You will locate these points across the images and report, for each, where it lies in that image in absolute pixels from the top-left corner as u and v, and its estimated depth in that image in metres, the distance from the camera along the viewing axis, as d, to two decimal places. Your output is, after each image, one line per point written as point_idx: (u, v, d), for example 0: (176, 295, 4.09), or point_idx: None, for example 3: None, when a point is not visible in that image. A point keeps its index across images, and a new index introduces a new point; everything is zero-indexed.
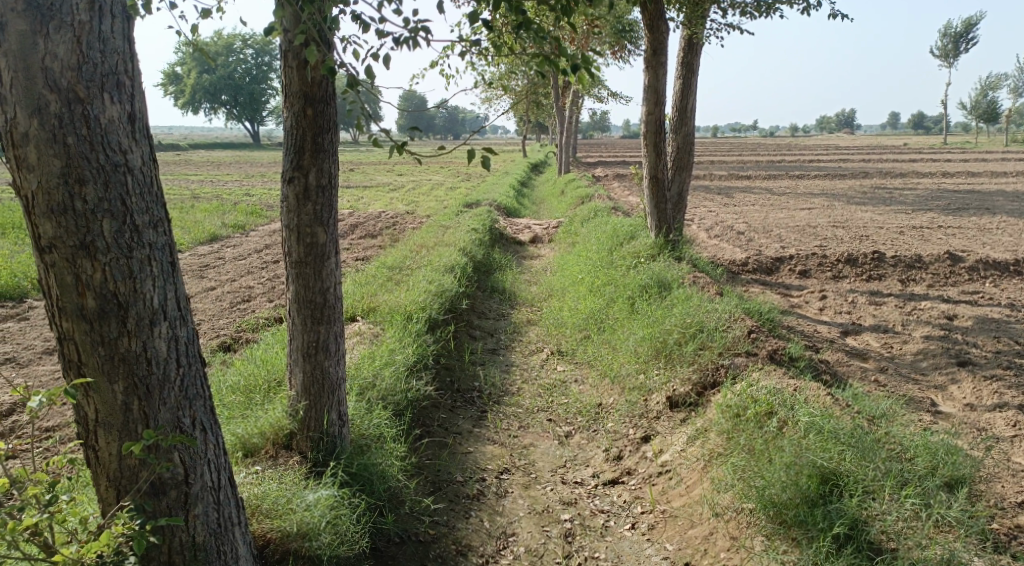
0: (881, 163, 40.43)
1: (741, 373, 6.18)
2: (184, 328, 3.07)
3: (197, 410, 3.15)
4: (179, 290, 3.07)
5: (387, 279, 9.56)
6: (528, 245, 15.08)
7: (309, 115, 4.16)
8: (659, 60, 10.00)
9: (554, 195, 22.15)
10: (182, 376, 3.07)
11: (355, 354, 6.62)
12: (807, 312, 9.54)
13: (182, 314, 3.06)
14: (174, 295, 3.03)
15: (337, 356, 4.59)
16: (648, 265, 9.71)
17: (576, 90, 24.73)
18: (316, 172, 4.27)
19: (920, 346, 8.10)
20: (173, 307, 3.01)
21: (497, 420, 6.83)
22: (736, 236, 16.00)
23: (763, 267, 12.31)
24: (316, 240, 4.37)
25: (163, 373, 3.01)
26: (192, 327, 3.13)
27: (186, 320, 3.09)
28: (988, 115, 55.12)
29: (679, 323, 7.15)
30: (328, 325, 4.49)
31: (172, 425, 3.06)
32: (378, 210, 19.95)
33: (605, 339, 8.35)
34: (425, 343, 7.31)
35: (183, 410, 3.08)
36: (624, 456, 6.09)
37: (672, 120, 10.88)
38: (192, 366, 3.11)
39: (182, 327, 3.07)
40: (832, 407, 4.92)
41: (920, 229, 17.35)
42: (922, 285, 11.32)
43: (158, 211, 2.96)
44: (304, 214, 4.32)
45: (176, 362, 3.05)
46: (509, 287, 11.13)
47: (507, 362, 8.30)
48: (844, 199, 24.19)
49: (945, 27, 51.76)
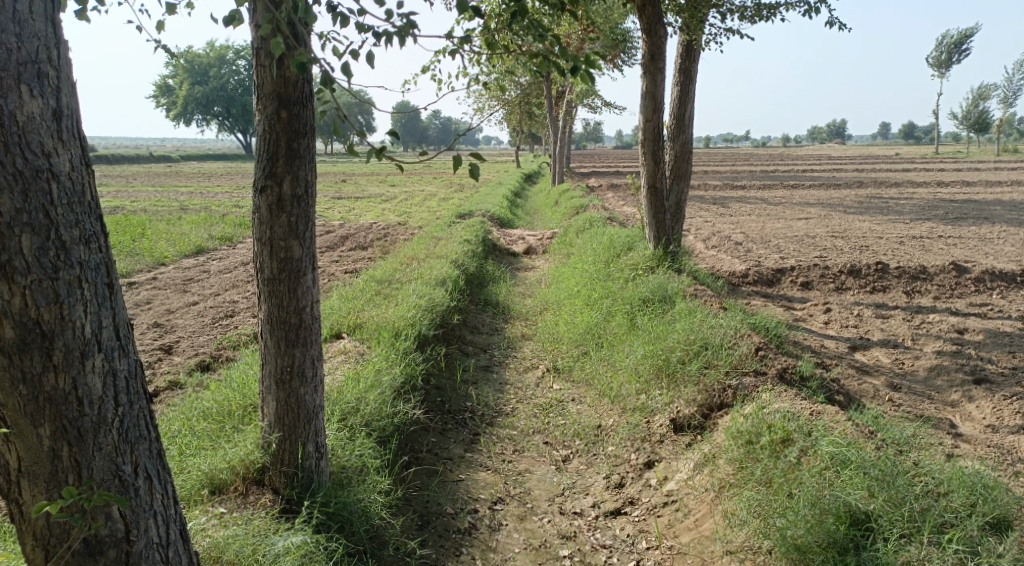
0: (875, 172, 40.33)
1: (750, 394, 5.80)
2: (124, 360, 2.72)
3: (140, 454, 2.79)
4: (117, 315, 2.72)
5: (375, 293, 9.18)
6: (522, 256, 14.73)
7: (283, 118, 3.79)
8: (657, 65, 9.68)
9: (548, 205, 21.85)
10: (122, 415, 2.72)
11: (339, 375, 6.22)
12: (812, 326, 9.17)
13: (122, 344, 2.71)
14: (112, 321, 2.68)
15: (314, 383, 4.19)
16: (647, 278, 9.34)
17: (571, 99, 24.46)
18: (291, 180, 3.89)
19: (933, 362, 7.73)
20: (109, 336, 2.66)
21: (490, 444, 6.44)
22: (734, 246, 15.68)
23: (764, 279, 11.96)
24: (291, 255, 3.97)
25: (97, 413, 2.66)
26: (133, 359, 2.78)
27: (127, 352, 2.74)
28: (979, 124, 55.13)
29: (682, 340, 6.77)
30: (304, 349, 4.10)
31: (108, 473, 2.70)
32: (369, 222, 19.59)
33: (603, 356, 7.97)
34: (414, 361, 6.91)
35: (122, 456, 2.73)
36: (626, 484, 5.71)
37: (670, 128, 10.53)
38: (134, 403, 2.75)
39: (122, 359, 2.72)
40: (854, 434, 4.55)
41: (920, 238, 17.05)
42: (928, 297, 10.97)
43: (91, 225, 2.60)
44: (278, 227, 3.92)
45: (114, 400, 2.69)
46: (503, 301, 10.76)
47: (501, 380, 7.91)
48: (841, 208, 23.93)
49: (939, 38, 51.85)
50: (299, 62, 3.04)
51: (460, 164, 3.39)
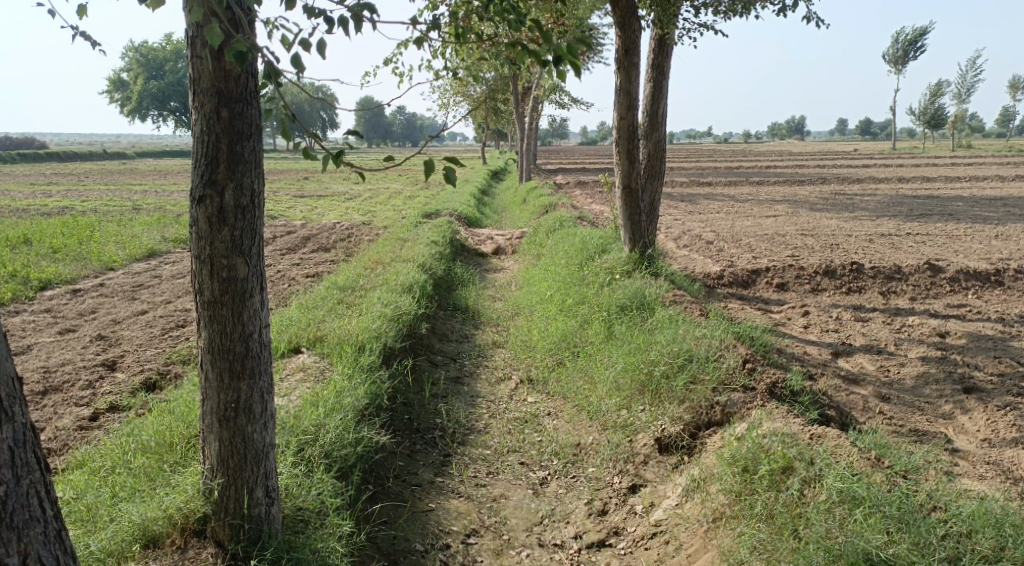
0: (835, 169, 40.47)
1: (741, 413, 5.46)
2: (7, 428, 2.73)
3: (32, 540, 2.81)
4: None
5: (337, 301, 8.68)
6: (490, 257, 14.29)
7: (223, 117, 3.45)
8: (632, 61, 9.32)
9: (515, 204, 21.41)
10: (6, 494, 2.73)
11: (296, 398, 5.77)
12: (792, 330, 8.83)
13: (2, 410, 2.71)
14: None
15: (264, 421, 3.71)
16: (622, 283, 8.96)
17: (536, 95, 24.00)
18: (233, 188, 3.51)
19: (920, 368, 7.41)
20: None
21: (461, 466, 6.01)
22: (705, 246, 15.40)
23: (739, 280, 11.66)
24: (235, 273, 3.55)
25: None
26: (19, 424, 2.77)
27: (10, 417, 2.74)
28: (935, 120, 55.82)
29: (665, 351, 6.38)
30: (252, 381, 3.63)
31: None
32: (332, 222, 19.00)
33: (579, 367, 7.57)
34: (379, 378, 6.45)
35: (7, 546, 2.73)
36: (609, 510, 5.33)
37: (643, 127, 10.17)
38: (21, 480, 2.77)
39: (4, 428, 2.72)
40: (863, 464, 4.21)
41: (889, 236, 16.88)
42: (904, 298, 10.73)
43: None
44: (218, 242, 3.51)
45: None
46: (472, 306, 10.32)
47: (472, 393, 7.46)
48: (807, 205, 23.79)
49: (897, 35, 52.36)
50: (236, 51, 2.85)
51: (434, 167, 2.99)
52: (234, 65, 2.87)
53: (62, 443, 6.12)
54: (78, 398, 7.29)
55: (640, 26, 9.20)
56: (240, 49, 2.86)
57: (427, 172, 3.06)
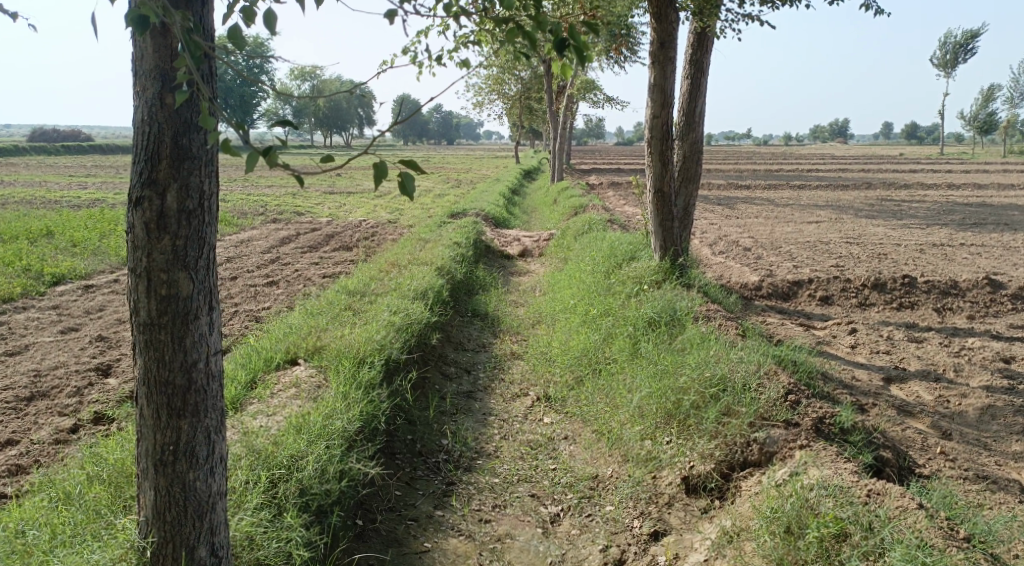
0: (879, 174, 39.10)
1: (782, 455, 4.77)
2: None
3: None
4: None
5: (344, 307, 8.10)
6: (516, 260, 13.66)
7: (168, 104, 2.86)
8: (667, 55, 8.63)
9: (546, 204, 20.77)
10: None
11: (280, 420, 5.20)
12: (838, 351, 8.06)
13: None
14: None
15: (211, 466, 3.14)
16: (652, 294, 8.27)
17: (570, 92, 23.39)
18: (177, 189, 2.90)
19: (985, 400, 6.61)
20: None
21: (464, 497, 5.39)
22: (743, 253, 14.61)
23: (779, 292, 10.89)
24: (176, 291, 2.95)
25: None
26: None
27: None
28: (986, 125, 53.89)
29: (694, 378, 5.66)
30: (195, 420, 3.05)
31: None
32: (358, 219, 18.51)
33: (600, 387, 6.89)
34: (378, 398, 5.86)
35: None
36: (627, 560, 4.69)
37: (678, 127, 9.47)
38: None
39: None
40: (936, 536, 3.58)
41: (941, 246, 15.89)
42: (962, 316, 9.87)
43: None
44: (157, 253, 2.91)
45: None
46: (492, 312, 9.71)
47: (484, 411, 6.84)
48: (851, 212, 22.78)
49: (946, 35, 50.65)
50: (136, 14, 2.46)
51: (385, 174, 2.70)
52: (132, 28, 2.48)
53: (31, 459, 5.59)
54: (63, 406, 6.78)
55: (678, 17, 8.52)
56: (142, 12, 2.48)
57: (379, 176, 2.73)
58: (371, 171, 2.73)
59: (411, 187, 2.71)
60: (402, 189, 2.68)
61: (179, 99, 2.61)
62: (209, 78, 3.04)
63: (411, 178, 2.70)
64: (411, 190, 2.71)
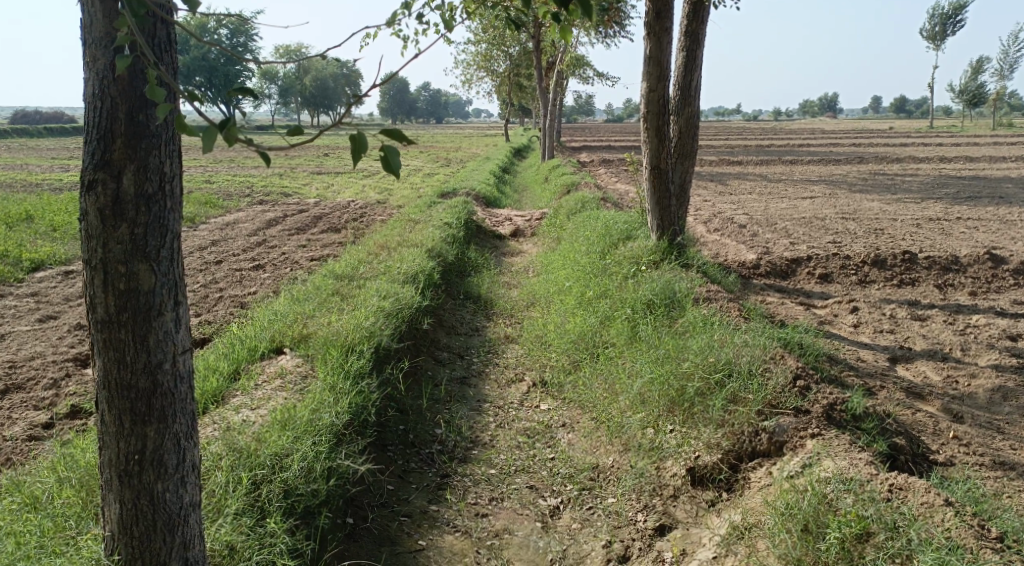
0: (870, 148, 38.90)
1: (793, 445, 4.56)
2: None
3: None
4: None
5: (332, 293, 7.84)
6: (508, 240, 13.39)
7: (119, 75, 2.60)
8: (663, 25, 8.32)
9: (537, 182, 20.48)
10: None
11: (264, 414, 4.95)
12: (841, 331, 7.84)
13: None
14: None
15: (181, 475, 2.92)
16: (649, 274, 8.02)
17: (560, 67, 23.03)
18: (134, 171, 2.65)
19: (995, 380, 6.41)
20: None
21: (459, 489, 5.16)
22: (739, 231, 14.38)
23: (777, 270, 10.67)
24: (137, 285, 2.71)
25: None
26: None
27: None
28: (975, 98, 53.69)
29: (698, 362, 5.43)
30: (162, 426, 2.82)
31: None
32: (346, 200, 18.17)
33: (598, 372, 6.66)
34: (368, 388, 5.60)
35: None
36: (632, 556, 4.47)
37: (673, 101, 9.17)
38: None
39: None
40: (966, 536, 3.38)
41: (937, 221, 15.69)
42: (964, 292, 9.67)
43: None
44: (114, 242, 2.67)
45: None
46: (484, 295, 9.45)
47: (478, 398, 6.60)
48: (845, 186, 22.57)
49: (935, 7, 50.29)
50: None
51: (365, 150, 2.45)
52: None
53: (3, 458, 5.32)
54: (39, 400, 6.50)
55: None
56: None
57: (358, 152, 2.48)
58: (349, 147, 2.48)
59: (397, 163, 2.47)
60: (388, 166, 2.44)
61: (121, 64, 2.34)
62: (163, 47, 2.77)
63: (394, 152, 2.47)
64: (397, 167, 2.47)
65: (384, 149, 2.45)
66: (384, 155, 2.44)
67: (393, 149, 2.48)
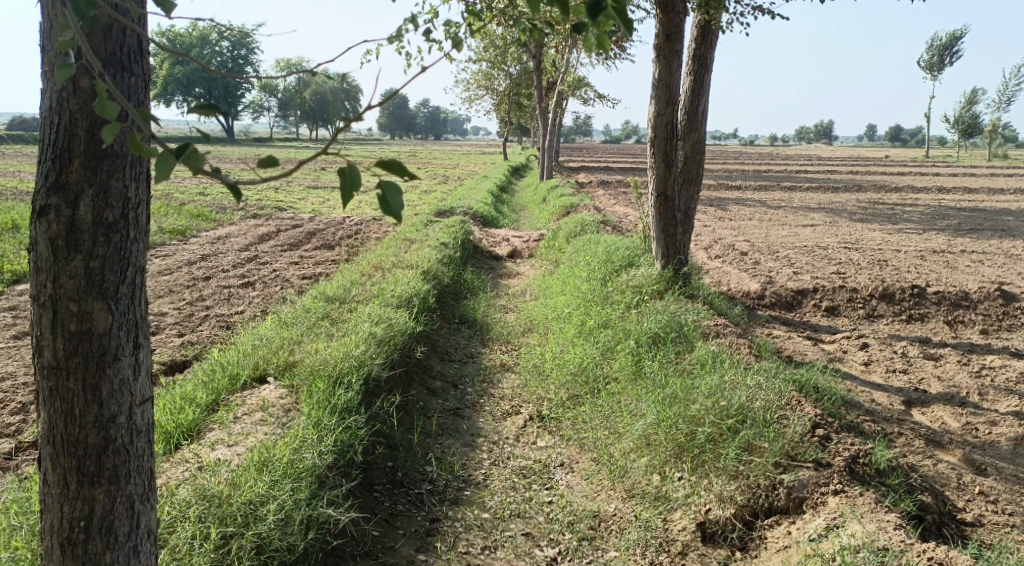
0: (868, 175, 38.75)
1: (813, 502, 4.27)
2: None
3: None
4: None
5: (321, 316, 7.48)
6: (505, 262, 13.06)
7: (81, 86, 2.28)
8: (673, 48, 8.05)
9: (535, 202, 20.19)
10: None
11: (241, 451, 4.59)
12: (851, 369, 7.51)
13: None
14: None
15: (133, 544, 2.64)
16: (653, 306, 7.70)
17: (561, 87, 22.83)
18: (92, 196, 2.33)
19: (1017, 429, 6.07)
20: None
21: (450, 536, 4.80)
22: (740, 258, 14.11)
23: (782, 301, 10.36)
24: (90, 326, 2.39)
25: None
26: None
27: None
28: (971, 129, 53.79)
29: (709, 406, 5.08)
30: (114, 489, 2.53)
31: None
32: (342, 216, 17.84)
33: (599, 408, 6.32)
34: (355, 424, 5.24)
35: None
36: None
37: (680, 125, 8.89)
38: None
39: None
40: None
41: (941, 253, 15.43)
42: (975, 330, 9.36)
43: None
44: (67, 276, 2.35)
45: None
46: (480, 320, 9.10)
47: (472, 432, 6.23)
48: (845, 215, 22.34)
49: (933, 39, 50.45)
50: None
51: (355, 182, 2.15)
52: None
53: None
54: (5, 425, 6.11)
55: (685, 9, 7.94)
56: None
57: (350, 187, 2.16)
58: (340, 184, 2.15)
59: (397, 203, 2.14)
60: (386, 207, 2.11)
61: (65, 73, 2.01)
62: (130, 58, 2.46)
63: (394, 190, 2.14)
64: (398, 208, 2.14)
65: (383, 186, 2.13)
66: (381, 194, 2.11)
67: (392, 185, 2.15)
